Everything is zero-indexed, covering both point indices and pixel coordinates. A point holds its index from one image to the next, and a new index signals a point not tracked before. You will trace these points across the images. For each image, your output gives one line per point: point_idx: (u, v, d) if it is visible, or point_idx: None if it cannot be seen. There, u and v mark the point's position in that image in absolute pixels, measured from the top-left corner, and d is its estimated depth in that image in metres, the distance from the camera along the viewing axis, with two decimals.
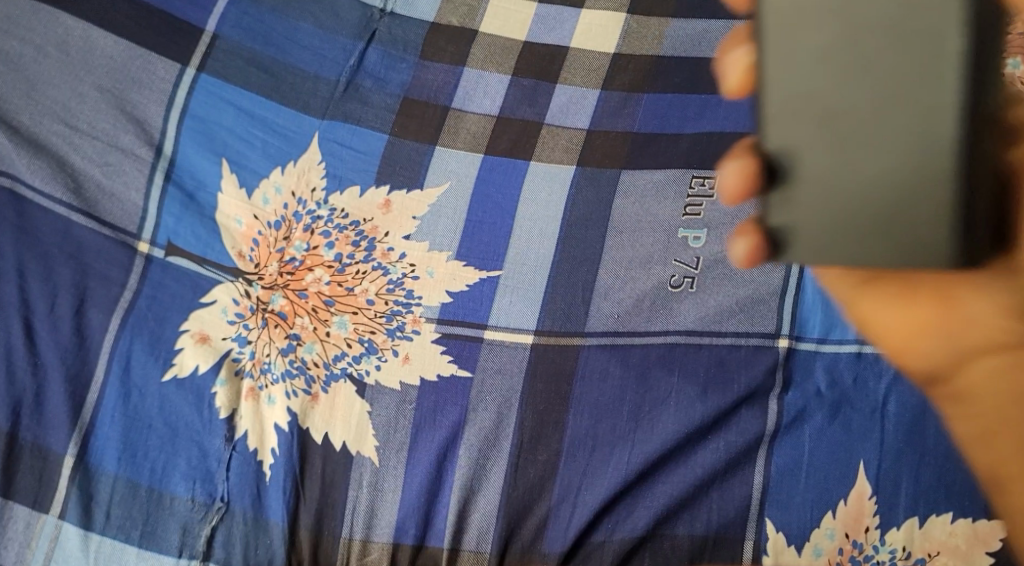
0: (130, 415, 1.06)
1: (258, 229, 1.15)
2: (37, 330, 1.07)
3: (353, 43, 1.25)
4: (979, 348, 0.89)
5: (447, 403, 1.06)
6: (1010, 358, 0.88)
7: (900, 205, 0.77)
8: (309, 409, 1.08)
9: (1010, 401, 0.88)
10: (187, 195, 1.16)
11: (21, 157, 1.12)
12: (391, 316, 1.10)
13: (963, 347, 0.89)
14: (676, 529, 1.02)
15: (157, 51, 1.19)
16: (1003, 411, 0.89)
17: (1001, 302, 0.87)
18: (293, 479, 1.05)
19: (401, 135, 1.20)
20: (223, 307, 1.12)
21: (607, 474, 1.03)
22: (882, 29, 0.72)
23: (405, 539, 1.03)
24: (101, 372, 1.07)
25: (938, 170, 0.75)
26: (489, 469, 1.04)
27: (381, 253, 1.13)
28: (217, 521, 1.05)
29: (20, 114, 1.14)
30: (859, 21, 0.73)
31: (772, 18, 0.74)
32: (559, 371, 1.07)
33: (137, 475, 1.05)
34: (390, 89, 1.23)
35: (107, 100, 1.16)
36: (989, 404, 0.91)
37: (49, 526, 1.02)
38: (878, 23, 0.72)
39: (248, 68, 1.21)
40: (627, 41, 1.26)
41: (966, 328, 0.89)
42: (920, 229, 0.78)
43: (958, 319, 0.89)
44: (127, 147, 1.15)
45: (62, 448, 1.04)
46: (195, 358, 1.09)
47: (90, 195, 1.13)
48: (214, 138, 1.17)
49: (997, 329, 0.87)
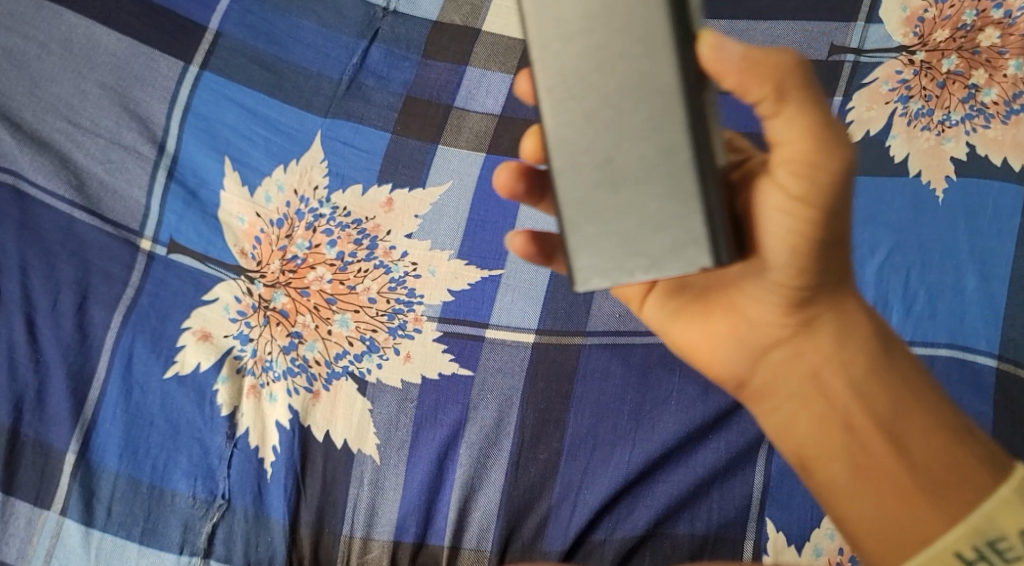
0: (132, 412, 1.06)
1: (260, 226, 1.14)
2: (38, 327, 1.07)
3: (356, 42, 1.25)
4: (803, 395, 0.86)
5: (448, 401, 1.07)
6: (853, 390, 0.85)
7: (654, 220, 0.77)
8: (310, 407, 1.07)
9: (845, 445, 0.85)
10: (190, 192, 1.16)
11: (23, 154, 1.12)
12: (392, 314, 1.10)
13: (751, 349, 0.86)
14: (676, 529, 1.02)
15: (160, 49, 1.20)
16: (832, 453, 0.85)
17: (825, 346, 0.85)
18: (294, 477, 1.05)
19: (402, 134, 1.20)
20: (225, 305, 1.12)
21: (608, 473, 1.03)
22: (622, 57, 0.75)
23: (406, 537, 1.03)
24: (102, 369, 1.07)
25: (684, 194, 0.76)
26: (489, 467, 1.04)
27: (382, 251, 1.13)
28: (218, 518, 1.04)
29: (23, 111, 1.14)
30: (615, 49, 0.75)
31: (543, 74, 0.77)
32: (560, 371, 1.08)
33: (138, 472, 1.05)
34: (393, 87, 1.23)
35: (110, 97, 1.16)
36: (822, 447, 0.86)
37: (50, 522, 1.02)
38: (608, 55, 0.75)
39: (250, 66, 1.22)
40: None
41: (752, 329, 0.86)
42: (654, 238, 0.77)
43: (759, 389, 0.88)
44: (130, 144, 1.16)
45: (63, 444, 1.04)
46: (197, 355, 1.09)
47: (93, 192, 1.14)
48: (217, 136, 1.18)
49: (835, 365, 0.85)
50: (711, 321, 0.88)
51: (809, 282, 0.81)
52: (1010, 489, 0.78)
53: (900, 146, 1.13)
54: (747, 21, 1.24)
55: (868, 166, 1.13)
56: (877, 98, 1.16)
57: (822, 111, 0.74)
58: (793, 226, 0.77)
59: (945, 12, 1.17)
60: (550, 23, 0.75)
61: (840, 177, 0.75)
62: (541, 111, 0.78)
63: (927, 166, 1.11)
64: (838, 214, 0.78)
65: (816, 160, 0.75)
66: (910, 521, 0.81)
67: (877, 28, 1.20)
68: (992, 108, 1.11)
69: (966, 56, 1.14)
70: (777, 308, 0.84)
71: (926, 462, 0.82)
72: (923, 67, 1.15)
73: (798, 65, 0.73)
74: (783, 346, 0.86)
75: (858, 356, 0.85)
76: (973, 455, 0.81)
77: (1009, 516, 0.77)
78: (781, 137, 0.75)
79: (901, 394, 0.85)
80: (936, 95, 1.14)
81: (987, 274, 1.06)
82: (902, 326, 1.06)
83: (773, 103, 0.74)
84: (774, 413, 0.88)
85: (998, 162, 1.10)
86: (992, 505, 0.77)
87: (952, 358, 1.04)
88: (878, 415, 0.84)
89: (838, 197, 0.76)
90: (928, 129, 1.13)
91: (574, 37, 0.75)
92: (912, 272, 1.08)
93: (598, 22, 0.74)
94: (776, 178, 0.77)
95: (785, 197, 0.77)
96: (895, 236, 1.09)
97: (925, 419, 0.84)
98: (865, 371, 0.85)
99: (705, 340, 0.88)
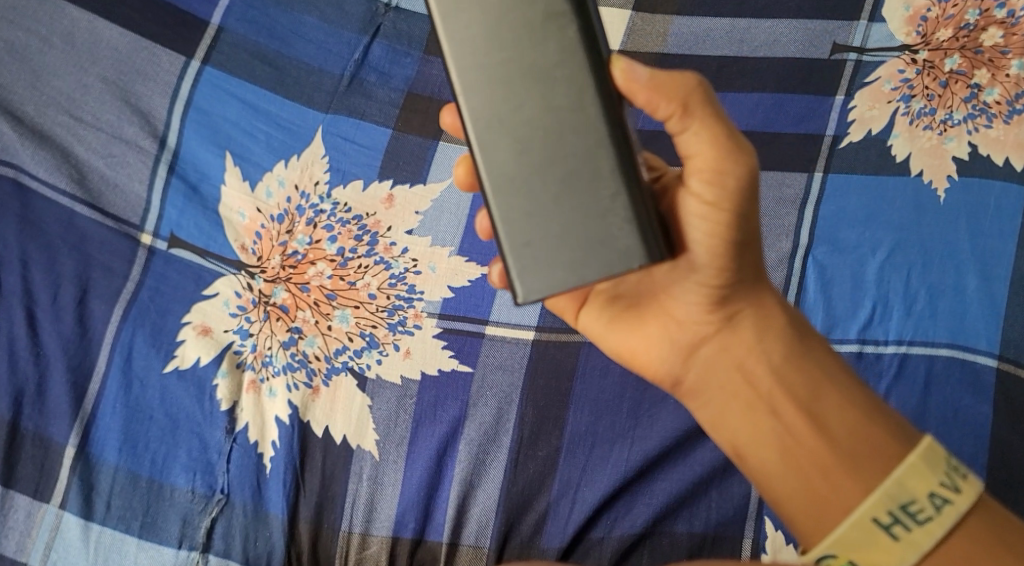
0: (131, 406, 1.06)
1: (261, 222, 1.15)
2: (39, 320, 1.07)
3: (357, 38, 1.25)
4: (731, 387, 0.94)
5: (448, 398, 1.07)
6: (774, 376, 0.93)
7: (587, 230, 0.81)
8: (310, 403, 1.07)
9: (770, 428, 0.92)
10: (191, 187, 1.16)
11: (24, 147, 1.12)
12: (393, 310, 1.10)
13: (680, 347, 0.96)
14: (675, 527, 1.02)
15: (163, 44, 1.20)
16: (760, 439, 0.92)
17: (746, 338, 0.94)
18: (294, 472, 1.05)
19: (404, 130, 1.20)
20: (225, 300, 1.11)
21: (607, 470, 1.03)
22: (541, 81, 0.80)
23: (404, 533, 1.03)
24: (103, 363, 1.07)
25: (609, 197, 0.81)
26: (488, 464, 1.04)
27: (383, 247, 1.13)
28: (217, 513, 1.04)
29: (24, 105, 1.15)
30: (536, 74, 0.80)
31: (470, 103, 0.80)
32: (559, 368, 1.08)
33: (137, 467, 1.05)
34: (394, 83, 1.23)
35: (111, 91, 1.17)
36: (752, 434, 0.92)
37: (50, 516, 1.02)
38: (528, 81, 0.80)
39: (252, 61, 1.22)
40: (631, 38, 1.25)
41: (680, 328, 0.95)
42: (590, 245, 0.81)
43: (692, 384, 0.96)
44: (132, 138, 1.16)
45: (63, 438, 1.04)
46: (197, 350, 1.09)
47: (94, 186, 1.14)
48: (218, 130, 1.18)
49: (756, 355, 0.94)
50: (645, 327, 0.97)
51: (729, 279, 0.91)
52: (916, 453, 0.84)
53: (901, 145, 1.13)
54: (750, 18, 1.23)
55: (869, 165, 1.13)
56: (879, 96, 1.16)
57: (724, 124, 0.87)
58: (710, 230, 0.88)
59: (948, 11, 1.17)
60: (473, 54, 0.79)
61: (745, 182, 0.87)
62: (470, 139, 0.81)
63: (928, 165, 1.11)
64: (747, 216, 0.89)
65: (722, 168, 0.86)
66: (834, 494, 0.86)
67: (880, 27, 1.19)
68: (994, 108, 1.11)
69: (969, 56, 1.14)
70: (702, 305, 0.93)
71: (842, 436, 0.88)
72: (926, 67, 1.15)
73: (700, 88, 0.86)
74: (709, 342, 0.95)
75: (776, 342, 0.93)
76: (884, 427, 0.88)
77: (917, 481, 0.83)
78: (692, 150, 0.87)
79: (814, 372, 0.92)
80: (938, 95, 1.13)
81: (988, 274, 1.06)
82: (903, 326, 1.06)
83: (678, 120, 0.86)
84: (706, 407, 0.96)
85: (999, 162, 1.10)
86: (901, 471, 0.84)
87: (953, 358, 1.04)
88: (797, 396, 0.91)
89: (746, 199, 0.88)
90: (930, 128, 1.12)
91: (494, 63, 0.80)
92: (913, 271, 1.07)
93: (517, 50, 0.79)
94: (691, 187, 0.88)
95: (700, 204, 0.88)
96: (896, 235, 1.09)
97: (837, 397, 0.90)
98: (783, 357, 0.93)
99: (641, 344, 0.97)
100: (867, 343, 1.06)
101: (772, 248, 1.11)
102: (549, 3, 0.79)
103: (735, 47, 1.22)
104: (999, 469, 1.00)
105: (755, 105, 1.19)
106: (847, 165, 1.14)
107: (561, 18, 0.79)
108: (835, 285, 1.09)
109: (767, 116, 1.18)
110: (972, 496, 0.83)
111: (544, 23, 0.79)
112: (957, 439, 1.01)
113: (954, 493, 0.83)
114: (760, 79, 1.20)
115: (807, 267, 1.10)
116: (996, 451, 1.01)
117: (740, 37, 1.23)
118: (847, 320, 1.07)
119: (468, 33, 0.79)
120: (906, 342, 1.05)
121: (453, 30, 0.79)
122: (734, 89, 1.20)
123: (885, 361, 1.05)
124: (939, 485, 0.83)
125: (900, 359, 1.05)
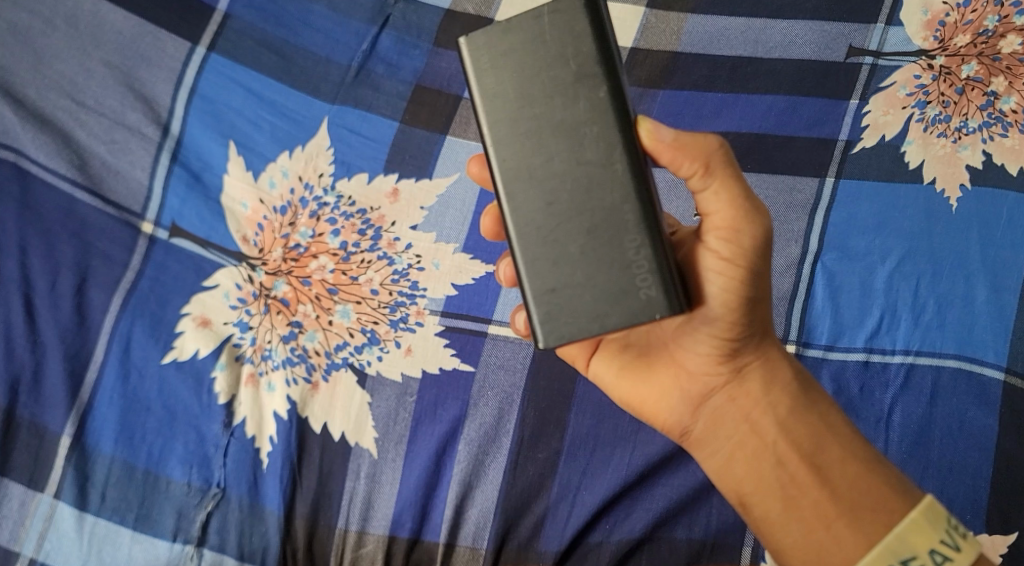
0: (129, 396, 1.05)
1: (264, 213, 1.13)
2: (36, 307, 1.06)
3: (366, 28, 1.23)
4: (738, 436, 0.94)
5: (448, 396, 1.06)
6: (781, 427, 0.93)
7: (610, 281, 0.83)
8: (309, 398, 1.06)
9: (774, 479, 0.92)
10: (193, 175, 1.14)
11: (25, 130, 1.10)
12: (395, 307, 1.09)
13: (690, 397, 0.96)
14: (674, 533, 1.01)
15: (168, 28, 1.18)
16: (764, 488, 0.92)
17: (753, 391, 0.94)
18: (291, 468, 1.04)
19: (411, 124, 1.19)
20: (225, 292, 1.10)
21: (607, 474, 1.02)
22: (571, 138, 0.84)
23: (401, 532, 1.02)
24: (100, 352, 1.06)
25: (633, 251, 0.83)
26: (487, 466, 1.03)
27: (386, 243, 1.11)
28: (213, 507, 1.03)
29: (25, 87, 1.13)
30: (565, 132, 0.83)
31: (501, 155, 0.85)
32: (561, 369, 1.06)
33: (133, 458, 1.04)
34: (402, 75, 1.21)
35: (114, 76, 1.15)
36: (757, 483, 0.93)
37: (43, 505, 1.02)
38: (558, 137, 0.84)
39: (259, 49, 1.20)
40: (645, 35, 1.23)
41: (689, 378, 0.96)
42: (611, 295, 0.83)
43: (700, 435, 0.96)
44: (134, 125, 1.14)
45: (58, 427, 1.03)
46: (196, 341, 1.08)
47: (95, 172, 1.12)
48: (222, 120, 1.16)
49: (764, 408, 0.94)
50: (655, 375, 0.98)
51: (740, 333, 0.91)
52: (917, 509, 0.87)
53: (916, 152, 1.11)
54: (765, 18, 1.21)
55: (882, 172, 1.12)
56: (894, 102, 1.14)
57: (744, 184, 0.87)
58: (725, 284, 0.88)
59: (967, 16, 1.14)
60: (506, 109, 0.84)
61: (760, 241, 0.87)
62: (499, 188, 0.85)
63: (942, 173, 1.09)
64: (759, 273, 0.89)
65: (740, 227, 0.87)
66: (834, 546, 0.88)
67: (896, 31, 1.17)
68: (1010, 117, 1.09)
69: (986, 62, 1.12)
70: (712, 358, 0.93)
71: (845, 487, 0.90)
72: (942, 73, 1.13)
73: (722, 148, 0.86)
74: (718, 392, 0.95)
75: (784, 397, 0.93)
76: (886, 481, 0.89)
77: (918, 537, 0.86)
78: (710, 208, 0.88)
79: (818, 426, 0.92)
80: (954, 101, 1.11)
81: (998, 286, 1.05)
82: (910, 336, 1.05)
83: (700, 179, 0.86)
84: (713, 456, 0.95)
85: (1014, 171, 1.08)
86: (903, 526, 0.86)
87: (960, 370, 1.03)
88: (803, 448, 0.92)
89: (759, 258, 0.88)
90: (945, 136, 1.11)
91: (526, 120, 0.84)
92: (922, 281, 1.06)
93: (548, 107, 0.83)
94: (708, 243, 0.88)
95: (717, 259, 0.88)
96: (906, 245, 1.08)
97: (840, 450, 0.91)
98: (789, 410, 0.93)
99: (651, 394, 0.98)
100: (874, 352, 1.05)
101: (782, 253, 1.10)
102: (582, 64, 0.83)
103: (750, 47, 1.20)
104: (1002, 482, 0.99)
105: (769, 107, 1.17)
106: (860, 170, 1.12)
107: (593, 79, 0.83)
108: (843, 292, 1.08)
109: (780, 119, 1.16)
110: (972, 555, 0.85)
111: (576, 84, 0.83)
112: (962, 451, 1.01)
113: (955, 550, 0.85)
114: (774, 81, 1.18)
115: (815, 273, 1.09)
116: (1000, 463, 1.00)
117: (755, 38, 1.21)
118: (855, 328, 1.06)
119: (501, 88, 0.84)
120: (913, 352, 1.04)
121: (487, 86, 0.84)
122: (747, 90, 1.18)
123: (892, 371, 1.04)
124: (940, 542, 0.86)
125: (907, 370, 1.04)
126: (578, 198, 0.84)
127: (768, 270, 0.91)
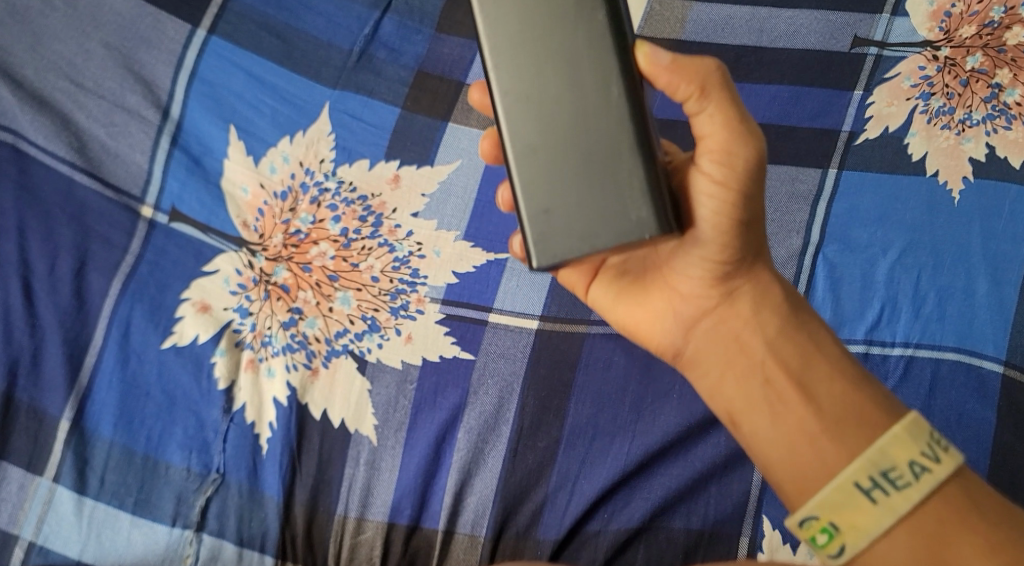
0: (129, 381, 1.05)
1: (264, 198, 1.13)
2: (35, 291, 1.05)
3: (368, 12, 1.22)
4: (727, 357, 0.95)
5: (448, 385, 1.06)
6: (769, 347, 0.93)
7: (603, 201, 0.83)
8: (309, 384, 1.06)
9: (762, 396, 0.92)
10: (194, 160, 1.14)
11: (24, 113, 1.10)
12: (395, 294, 1.09)
13: (682, 319, 0.97)
14: (672, 522, 1.01)
15: (168, 10, 1.17)
16: (752, 406, 0.92)
17: (743, 312, 0.95)
18: (290, 454, 1.04)
19: (413, 110, 1.18)
20: (225, 277, 1.10)
21: (607, 463, 1.03)
22: (570, 61, 0.83)
23: (400, 518, 1.02)
24: (100, 336, 1.06)
25: (626, 173, 0.83)
26: (486, 453, 1.04)
27: (387, 230, 1.11)
28: (212, 492, 1.03)
29: (23, 68, 1.12)
30: (564, 56, 0.83)
31: (500, 78, 0.83)
32: (562, 358, 1.07)
33: (132, 443, 1.04)
34: (404, 61, 1.21)
35: (114, 58, 1.14)
36: (744, 400, 0.93)
37: (42, 489, 1.01)
38: (557, 60, 0.83)
39: (260, 33, 1.19)
40: (649, 22, 1.22)
41: (682, 301, 0.97)
42: (603, 217, 0.83)
43: (691, 357, 0.98)
44: (134, 108, 1.13)
45: (57, 412, 1.03)
46: (195, 326, 1.07)
47: (94, 155, 1.12)
48: (223, 104, 1.15)
49: (753, 328, 0.95)
50: (649, 300, 0.98)
51: (731, 256, 0.92)
52: (900, 424, 0.85)
53: (919, 144, 1.11)
54: (770, 7, 1.20)
55: (885, 164, 1.11)
56: (898, 93, 1.13)
57: (740, 109, 0.87)
58: (716, 208, 0.89)
59: (972, 8, 1.14)
60: (507, 33, 0.83)
61: (753, 165, 0.88)
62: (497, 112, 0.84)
63: (945, 166, 1.09)
64: (751, 197, 0.90)
65: (733, 150, 0.87)
66: (817, 459, 0.87)
67: (902, 22, 1.16)
68: (1015, 109, 1.09)
69: (991, 54, 1.11)
70: (704, 280, 0.94)
71: (828, 405, 0.89)
72: (947, 64, 1.12)
73: (719, 70, 0.87)
74: (709, 315, 0.96)
75: (772, 320, 0.94)
76: (870, 398, 0.88)
77: (899, 449, 0.84)
78: (704, 130, 0.88)
79: (806, 346, 0.93)
80: (958, 93, 1.11)
81: (998, 278, 1.05)
82: (911, 328, 1.05)
83: (695, 102, 0.87)
84: (704, 378, 0.96)
85: (1016, 164, 1.08)
86: (885, 439, 0.84)
87: (960, 362, 1.03)
88: (791, 367, 0.92)
89: (753, 182, 0.89)
90: (948, 128, 1.10)
91: (526, 44, 0.83)
92: (923, 273, 1.06)
93: (549, 31, 0.83)
94: (702, 166, 0.89)
95: (709, 182, 0.88)
96: (907, 237, 1.07)
97: (828, 368, 0.91)
98: (778, 330, 0.94)
99: (646, 317, 0.99)
100: (873, 344, 1.05)
101: (783, 244, 1.10)
102: None
103: (754, 36, 1.19)
104: (1000, 475, 0.99)
105: (773, 97, 1.17)
106: (863, 162, 1.12)
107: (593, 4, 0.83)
108: (844, 284, 1.08)
109: (783, 108, 1.16)
110: (952, 466, 0.83)
111: (576, 10, 0.83)
112: (960, 443, 1.01)
113: (934, 462, 0.83)
114: (778, 71, 1.18)
115: (816, 265, 1.09)
116: (997, 456, 1.00)
117: (759, 27, 1.20)
118: (855, 320, 1.06)
119: (502, 12, 0.83)
120: (913, 344, 1.04)
121: (489, 11, 0.82)
122: (751, 79, 1.18)
123: (891, 363, 1.04)
124: (919, 454, 0.84)
125: (906, 362, 1.04)
126: (575, 121, 0.83)
127: (760, 193, 0.91)
